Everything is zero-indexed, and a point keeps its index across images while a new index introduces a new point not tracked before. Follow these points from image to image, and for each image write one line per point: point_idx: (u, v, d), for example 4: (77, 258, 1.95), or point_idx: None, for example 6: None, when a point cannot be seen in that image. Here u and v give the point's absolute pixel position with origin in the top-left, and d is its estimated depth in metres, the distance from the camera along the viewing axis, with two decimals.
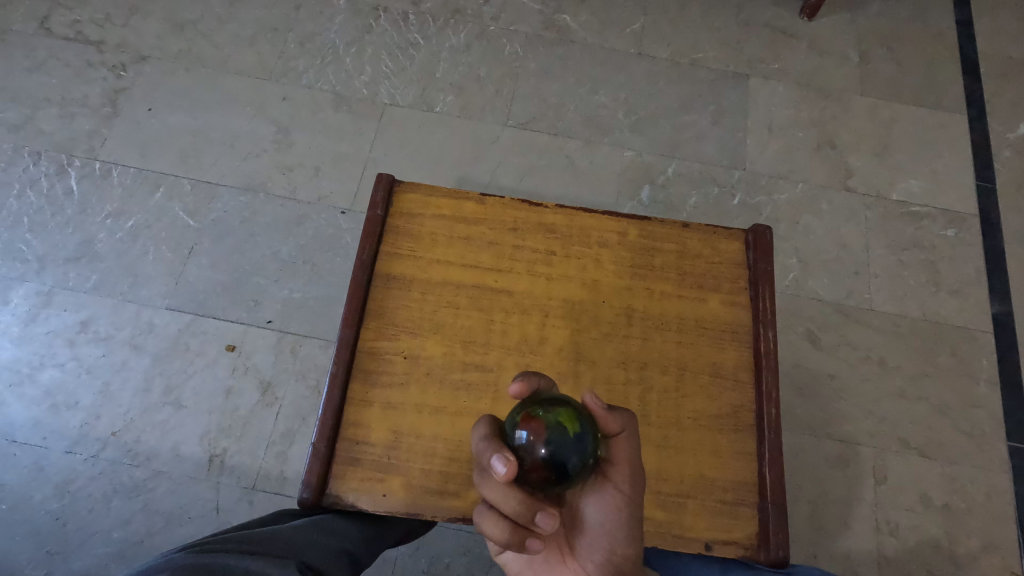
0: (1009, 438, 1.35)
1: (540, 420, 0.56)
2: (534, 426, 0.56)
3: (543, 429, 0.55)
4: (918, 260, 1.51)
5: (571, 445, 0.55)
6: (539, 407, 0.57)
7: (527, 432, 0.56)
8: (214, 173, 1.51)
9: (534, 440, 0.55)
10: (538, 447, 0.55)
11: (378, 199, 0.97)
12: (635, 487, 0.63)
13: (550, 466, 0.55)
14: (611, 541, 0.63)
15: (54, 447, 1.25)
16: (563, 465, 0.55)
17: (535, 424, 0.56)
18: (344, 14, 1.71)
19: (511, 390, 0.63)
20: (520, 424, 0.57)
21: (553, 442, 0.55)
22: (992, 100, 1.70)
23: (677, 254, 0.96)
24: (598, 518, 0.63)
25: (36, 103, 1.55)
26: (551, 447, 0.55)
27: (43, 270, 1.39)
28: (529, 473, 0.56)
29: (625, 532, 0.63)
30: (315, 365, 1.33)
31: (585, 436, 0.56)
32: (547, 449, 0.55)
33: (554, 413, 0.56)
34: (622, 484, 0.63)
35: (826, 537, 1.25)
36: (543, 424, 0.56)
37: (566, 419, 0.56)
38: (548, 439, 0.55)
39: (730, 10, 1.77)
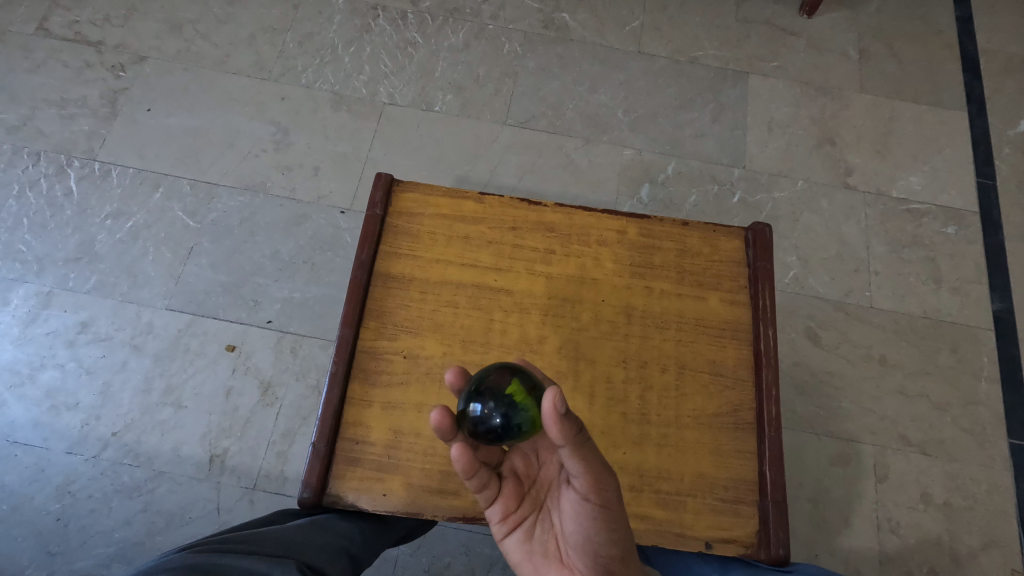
0: (1010, 435, 1.35)
1: (500, 378, 0.64)
2: (491, 382, 0.64)
3: (495, 385, 0.64)
4: (918, 258, 1.51)
5: (514, 413, 0.62)
6: (494, 382, 0.64)
7: (479, 403, 0.64)
8: (213, 173, 1.51)
9: (484, 399, 0.63)
10: (485, 402, 0.63)
11: (377, 198, 0.97)
12: (605, 493, 0.60)
13: (483, 419, 0.63)
14: (589, 544, 0.62)
15: (55, 448, 1.25)
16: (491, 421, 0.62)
17: (493, 382, 0.64)
18: (342, 14, 1.71)
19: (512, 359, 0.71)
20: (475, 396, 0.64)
21: (497, 402, 0.62)
22: (993, 97, 1.70)
23: (676, 253, 0.96)
24: (575, 519, 0.63)
25: (35, 103, 1.55)
26: (494, 408, 0.62)
27: (43, 271, 1.39)
28: (470, 419, 0.64)
29: (603, 536, 0.61)
30: (315, 365, 1.33)
31: (521, 409, 0.62)
32: (494, 414, 0.62)
33: (513, 383, 0.63)
34: (588, 490, 0.60)
35: (827, 536, 1.25)
36: (498, 383, 0.64)
37: (513, 394, 0.62)
38: (494, 401, 0.62)
39: (730, 7, 1.77)
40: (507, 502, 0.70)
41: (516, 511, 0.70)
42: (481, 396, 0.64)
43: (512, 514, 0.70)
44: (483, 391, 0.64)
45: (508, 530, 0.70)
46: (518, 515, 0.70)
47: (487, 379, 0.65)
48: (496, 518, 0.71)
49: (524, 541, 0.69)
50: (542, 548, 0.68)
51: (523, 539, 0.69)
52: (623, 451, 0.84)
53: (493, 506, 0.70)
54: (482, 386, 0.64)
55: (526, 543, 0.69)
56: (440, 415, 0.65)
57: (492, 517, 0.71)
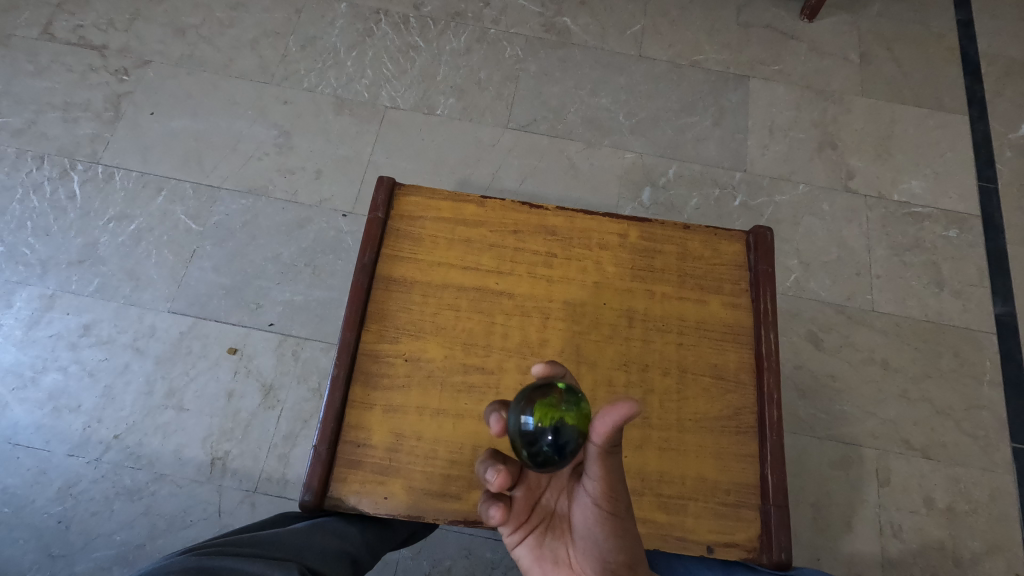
0: (1012, 439, 1.35)
1: (543, 391, 0.63)
2: (537, 394, 0.63)
3: (538, 398, 0.62)
4: (920, 261, 1.51)
5: (563, 428, 0.60)
6: (542, 397, 0.62)
7: (531, 418, 0.61)
8: (216, 177, 1.51)
9: (529, 411, 0.61)
10: (530, 416, 0.61)
11: (379, 201, 0.97)
12: (615, 497, 0.61)
13: (529, 434, 0.61)
14: (597, 549, 0.62)
15: (57, 450, 1.25)
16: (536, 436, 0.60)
17: (537, 396, 0.62)
18: (345, 18, 1.72)
19: (535, 370, 0.70)
20: (526, 412, 0.62)
21: (544, 415, 0.60)
22: (994, 100, 1.70)
23: (678, 256, 0.96)
24: (584, 522, 0.62)
25: (39, 107, 1.56)
26: (541, 422, 0.60)
27: (46, 274, 1.39)
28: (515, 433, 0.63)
29: (611, 543, 0.61)
30: (317, 368, 1.34)
31: (570, 422, 0.60)
32: (542, 427, 0.60)
33: (560, 400, 0.62)
34: (600, 494, 0.61)
35: (829, 540, 1.25)
36: (544, 396, 0.62)
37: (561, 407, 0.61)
38: (541, 415, 0.60)
39: (731, 12, 1.78)
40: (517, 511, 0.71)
41: (527, 518, 0.70)
42: (531, 411, 0.61)
43: (524, 523, 0.70)
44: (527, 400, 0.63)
45: (519, 539, 0.70)
46: (529, 524, 0.70)
47: (532, 392, 0.63)
48: (506, 527, 0.71)
49: (534, 548, 0.69)
50: (552, 555, 0.67)
51: (534, 548, 0.69)
52: (625, 455, 0.84)
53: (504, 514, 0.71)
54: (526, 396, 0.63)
55: (536, 549, 0.68)
56: (500, 476, 0.67)
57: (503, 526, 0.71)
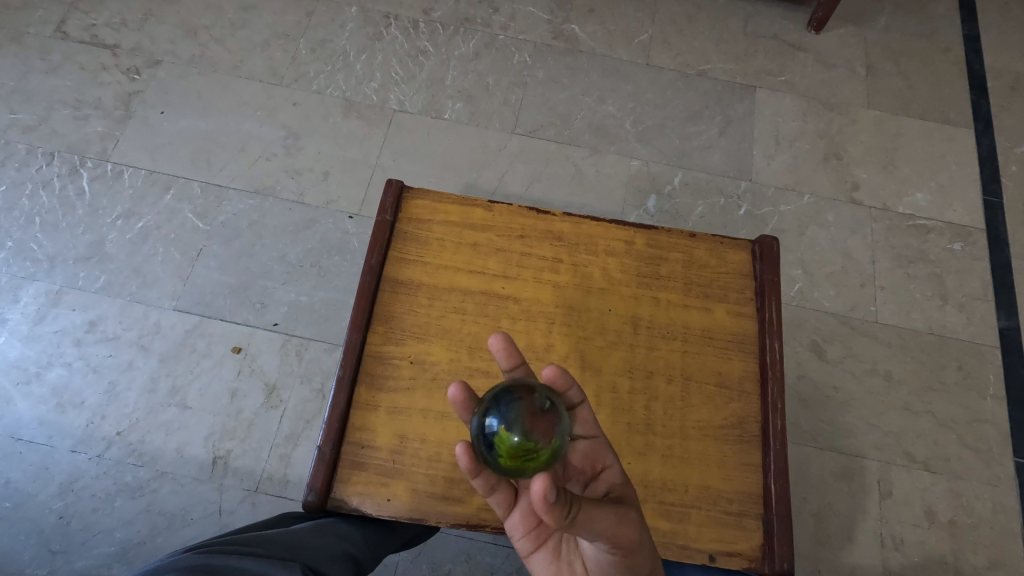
0: (1016, 454, 1.34)
1: (536, 426, 0.58)
2: (519, 415, 0.58)
3: (528, 419, 0.58)
4: (924, 274, 1.51)
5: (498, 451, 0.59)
6: (518, 420, 0.58)
7: (495, 424, 0.59)
8: (223, 176, 1.52)
9: (510, 416, 0.58)
10: (503, 416, 0.58)
11: (388, 204, 0.98)
12: (625, 539, 0.59)
13: (486, 425, 0.60)
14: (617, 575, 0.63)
15: (60, 446, 1.25)
16: (486, 423, 0.60)
17: (529, 418, 0.58)
18: (355, 21, 1.73)
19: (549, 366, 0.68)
20: (497, 416, 0.59)
21: (512, 429, 0.58)
22: (1000, 115, 1.71)
23: (683, 264, 0.97)
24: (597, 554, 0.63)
25: (50, 104, 1.57)
26: (502, 429, 0.58)
27: (53, 270, 1.40)
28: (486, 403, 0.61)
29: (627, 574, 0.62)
30: (321, 368, 1.34)
31: (508, 454, 0.58)
32: (503, 433, 0.58)
33: (535, 445, 0.58)
34: (608, 543, 0.59)
35: (830, 551, 1.24)
36: (532, 428, 0.58)
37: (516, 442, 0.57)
38: (512, 428, 0.58)
39: (738, 22, 1.79)
40: (527, 519, 0.70)
41: (538, 527, 0.69)
42: (501, 420, 0.58)
43: (536, 530, 0.70)
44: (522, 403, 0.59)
45: (534, 548, 0.69)
46: (542, 534, 0.69)
47: (531, 410, 0.58)
48: (518, 534, 0.70)
49: (550, 560, 0.69)
50: (569, 568, 0.67)
51: (548, 558, 0.69)
52: (628, 461, 0.84)
53: (514, 524, 0.70)
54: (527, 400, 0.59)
55: (552, 562, 0.68)
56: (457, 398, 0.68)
57: (516, 536, 0.70)
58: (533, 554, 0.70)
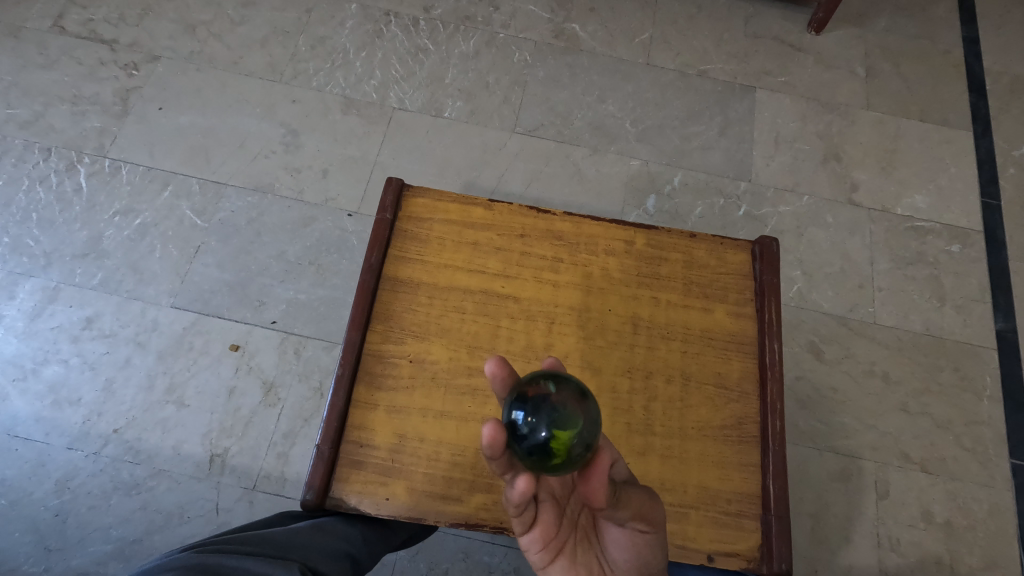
0: (1012, 455, 1.35)
1: (568, 406, 0.55)
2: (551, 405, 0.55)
3: (561, 407, 0.55)
4: (922, 275, 1.51)
5: (548, 452, 0.54)
6: (552, 410, 0.54)
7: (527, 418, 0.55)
8: (222, 173, 1.51)
9: (540, 403, 0.55)
10: (533, 411, 0.55)
11: (387, 202, 0.97)
12: (655, 516, 0.65)
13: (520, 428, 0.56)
14: (645, 562, 0.66)
15: (56, 443, 1.25)
16: (526, 429, 0.55)
17: (559, 405, 0.55)
18: (355, 18, 1.72)
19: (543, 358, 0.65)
20: (525, 410, 0.55)
21: (552, 418, 0.54)
22: (998, 117, 1.71)
23: (683, 264, 0.97)
24: (626, 545, 0.65)
25: (47, 99, 1.56)
26: (544, 421, 0.54)
27: (49, 266, 1.39)
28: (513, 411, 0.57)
29: (652, 557, 0.66)
30: (319, 367, 1.34)
31: (559, 450, 0.54)
32: (544, 425, 0.54)
33: (578, 423, 0.54)
34: (640, 521, 0.64)
35: (827, 552, 1.25)
36: (567, 408, 0.55)
37: (560, 434, 0.54)
38: (551, 416, 0.54)
39: (739, 22, 1.79)
40: (547, 530, 0.65)
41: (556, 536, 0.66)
42: (536, 419, 0.54)
43: (552, 541, 0.66)
44: (544, 390, 0.56)
45: (552, 558, 0.65)
46: (559, 542, 0.66)
47: (557, 397, 0.55)
48: (534, 548, 0.65)
49: (568, 568, 0.65)
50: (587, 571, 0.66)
51: (566, 566, 0.65)
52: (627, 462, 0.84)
53: (532, 537, 0.65)
54: (547, 386, 0.56)
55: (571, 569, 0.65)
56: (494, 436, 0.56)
57: (531, 550, 0.65)
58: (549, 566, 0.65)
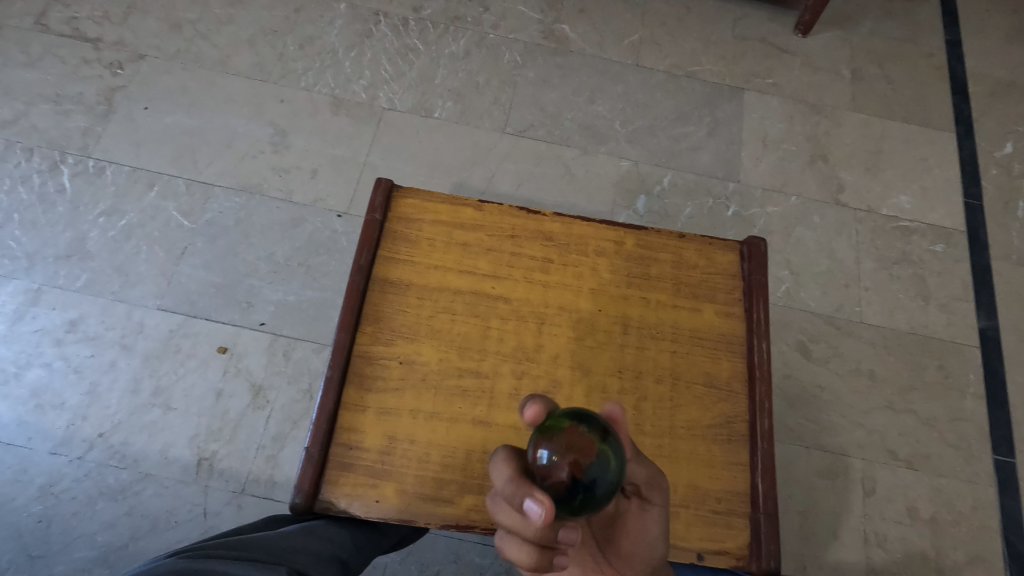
0: (995, 451, 1.37)
1: (588, 447, 0.51)
2: (586, 463, 0.50)
3: (587, 457, 0.50)
4: (907, 275, 1.53)
5: (609, 494, 0.52)
6: (590, 465, 0.50)
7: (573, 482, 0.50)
8: (210, 173, 1.50)
9: (555, 462, 0.51)
10: (575, 483, 0.50)
11: (377, 203, 0.97)
12: (660, 491, 0.64)
13: (573, 503, 0.51)
14: (649, 546, 0.65)
15: (39, 448, 1.23)
16: (573, 500, 0.51)
17: (585, 456, 0.51)
18: (344, 18, 1.71)
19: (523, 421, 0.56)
20: (565, 480, 0.51)
21: (592, 478, 0.50)
22: (980, 119, 1.74)
23: (672, 264, 0.97)
24: (630, 525, 0.65)
25: (29, 98, 1.54)
26: (578, 482, 0.50)
27: (32, 268, 1.37)
28: (554, 491, 0.52)
29: (658, 539, 0.65)
30: (308, 369, 1.33)
31: (616, 482, 0.52)
32: (572, 477, 0.50)
33: (608, 453, 0.52)
34: (645, 495, 0.64)
35: (815, 549, 1.26)
36: (573, 455, 0.51)
37: (610, 473, 0.51)
38: (572, 469, 0.50)
39: (727, 24, 1.80)
40: None
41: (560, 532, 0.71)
42: (585, 487, 0.50)
43: None
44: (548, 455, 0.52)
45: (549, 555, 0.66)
46: None
47: (578, 450, 0.51)
48: None
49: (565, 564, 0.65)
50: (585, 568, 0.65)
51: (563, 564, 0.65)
52: None
53: None
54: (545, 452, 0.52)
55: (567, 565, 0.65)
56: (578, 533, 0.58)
57: None
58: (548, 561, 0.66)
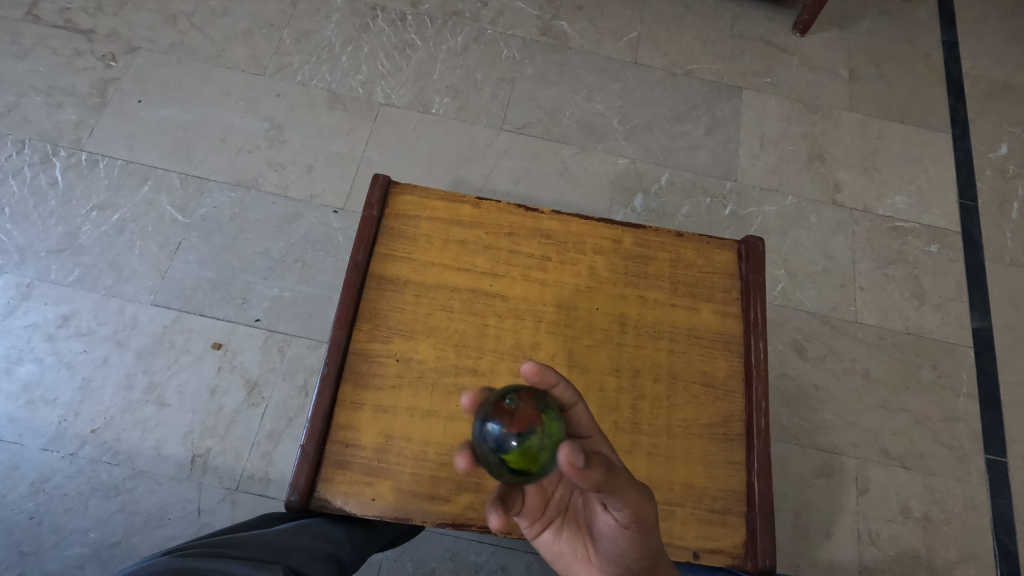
0: (987, 451, 1.38)
1: (521, 429, 0.52)
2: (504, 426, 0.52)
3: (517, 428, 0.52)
4: (902, 275, 1.54)
5: (499, 461, 0.54)
6: (518, 437, 0.52)
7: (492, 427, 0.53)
8: (205, 168, 1.48)
9: (503, 421, 0.53)
10: (490, 427, 0.53)
11: (374, 199, 0.96)
12: (645, 513, 0.59)
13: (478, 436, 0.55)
14: (627, 556, 0.62)
15: (30, 444, 1.21)
16: (498, 459, 0.53)
17: (514, 426, 0.52)
18: (341, 12, 1.70)
19: (523, 366, 0.62)
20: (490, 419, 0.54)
21: (503, 436, 0.52)
22: (976, 120, 1.75)
23: (671, 263, 0.97)
24: (611, 533, 0.62)
25: (21, 90, 1.52)
26: (492, 432, 0.53)
27: (24, 262, 1.35)
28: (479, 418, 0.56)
29: (639, 551, 0.61)
30: (303, 365, 1.32)
31: (505, 463, 0.53)
32: (513, 442, 0.52)
33: (530, 446, 0.52)
34: (626, 517, 0.59)
35: (809, 546, 1.27)
36: (527, 424, 0.52)
37: (512, 457, 0.52)
38: (515, 435, 0.52)
39: (725, 23, 1.80)
40: (532, 509, 0.70)
41: (543, 514, 0.70)
42: (490, 434, 0.53)
43: (541, 515, 0.70)
44: (507, 407, 0.53)
45: (538, 530, 0.70)
46: (543, 518, 0.70)
47: (516, 419, 0.52)
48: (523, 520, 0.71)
49: (552, 541, 0.70)
50: (570, 550, 0.69)
51: (551, 538, 0.70)
52: None
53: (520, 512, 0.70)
54: (508, 402, 0.53)
55: (554, 543, 0.69)
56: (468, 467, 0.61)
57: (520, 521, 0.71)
58: (541, 533, 0.70)
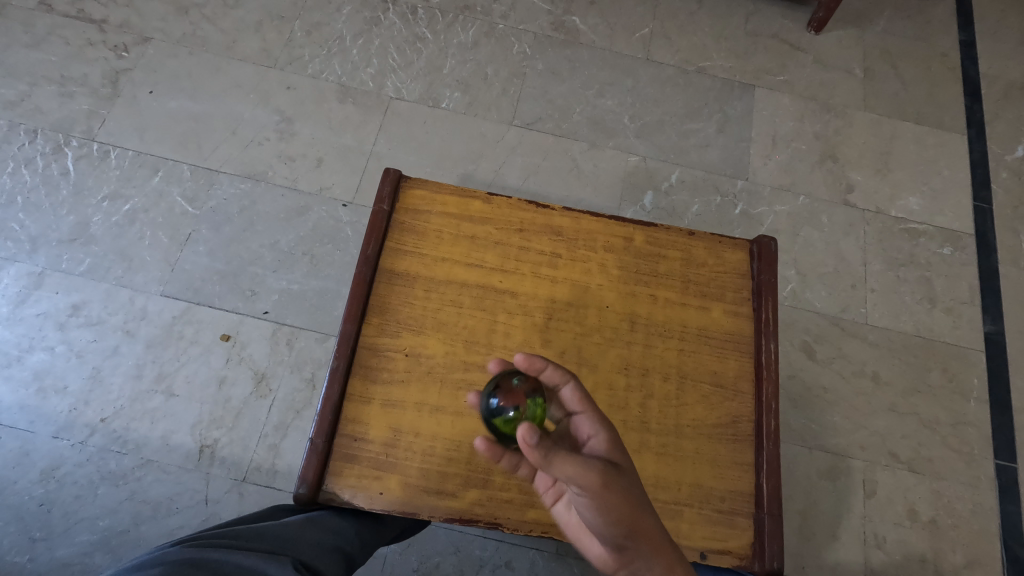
0: (996, 456, 1.37)
1: (510, 405, 0.64)
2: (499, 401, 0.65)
3: (510, 404, 0.64)
4: (914, 277, 1.52)
5: (492, 421, 0.67)
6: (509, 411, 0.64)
7: (495, 400, 0.65)
8: (215, 159, 1.49)
9: (500, 395, 0.65)
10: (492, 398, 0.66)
11: (385, 193, 0.96)
12: (595, 483, 0.56)
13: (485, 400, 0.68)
14: (599, 531, 0.59)
15: (41, 432, 1.23)
16: (496, 423, 0.67)
17: (507, 402, 0.64)
18: (352, 5, 1.69)
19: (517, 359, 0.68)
20: (494, 395, 0.66)
21: (498, 408, 0.65)
22: (992, 121, 1.73)
23: (682, 262, 0.96)
24: (580, 507, 0.60)
25: (34, 80, 1.52)
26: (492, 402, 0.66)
27: (35, 251, 1.36)
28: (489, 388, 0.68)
29: (608, 527, 0.57)
30: (311, 358, 1.32)
31: (495, 425, 0.66)
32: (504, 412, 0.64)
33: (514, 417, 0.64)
34: (580, 490, 0.56)
35: (815, 549, 1.26)
36: (515, 401, 0.64)
37: (500, 422, 0.65)
38: (505, 407, 0.64)
39: (739, 20, 1.78)
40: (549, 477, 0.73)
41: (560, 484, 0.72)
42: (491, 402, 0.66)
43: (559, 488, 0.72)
44: (510, 386, 0.65)
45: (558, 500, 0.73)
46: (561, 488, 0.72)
47: (511, 398, 0.64)
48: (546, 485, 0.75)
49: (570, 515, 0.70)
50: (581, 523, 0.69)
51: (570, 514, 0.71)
52: None
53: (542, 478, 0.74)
54: (513, 382, 0.65)
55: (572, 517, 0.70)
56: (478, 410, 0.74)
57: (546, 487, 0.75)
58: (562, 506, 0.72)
